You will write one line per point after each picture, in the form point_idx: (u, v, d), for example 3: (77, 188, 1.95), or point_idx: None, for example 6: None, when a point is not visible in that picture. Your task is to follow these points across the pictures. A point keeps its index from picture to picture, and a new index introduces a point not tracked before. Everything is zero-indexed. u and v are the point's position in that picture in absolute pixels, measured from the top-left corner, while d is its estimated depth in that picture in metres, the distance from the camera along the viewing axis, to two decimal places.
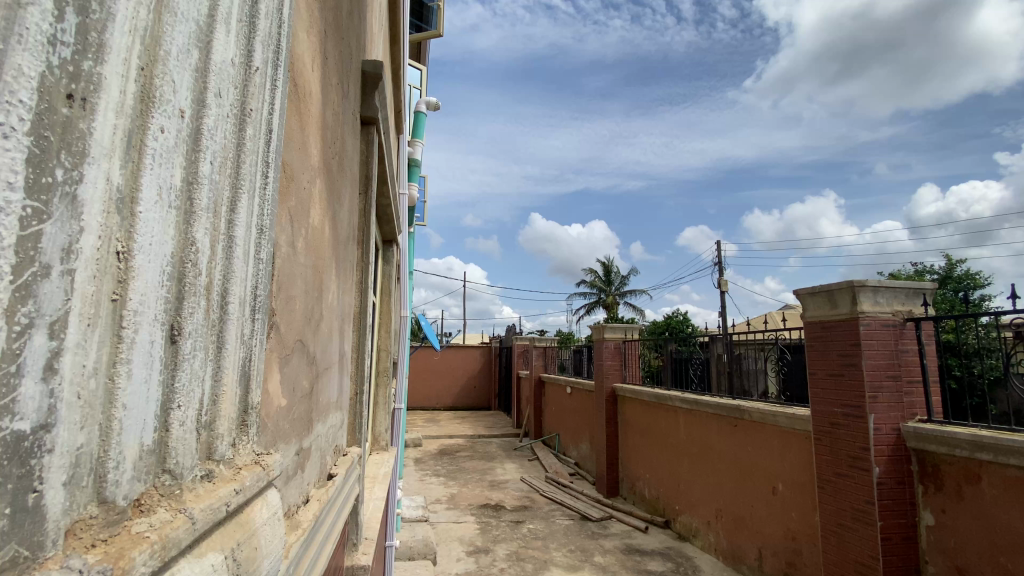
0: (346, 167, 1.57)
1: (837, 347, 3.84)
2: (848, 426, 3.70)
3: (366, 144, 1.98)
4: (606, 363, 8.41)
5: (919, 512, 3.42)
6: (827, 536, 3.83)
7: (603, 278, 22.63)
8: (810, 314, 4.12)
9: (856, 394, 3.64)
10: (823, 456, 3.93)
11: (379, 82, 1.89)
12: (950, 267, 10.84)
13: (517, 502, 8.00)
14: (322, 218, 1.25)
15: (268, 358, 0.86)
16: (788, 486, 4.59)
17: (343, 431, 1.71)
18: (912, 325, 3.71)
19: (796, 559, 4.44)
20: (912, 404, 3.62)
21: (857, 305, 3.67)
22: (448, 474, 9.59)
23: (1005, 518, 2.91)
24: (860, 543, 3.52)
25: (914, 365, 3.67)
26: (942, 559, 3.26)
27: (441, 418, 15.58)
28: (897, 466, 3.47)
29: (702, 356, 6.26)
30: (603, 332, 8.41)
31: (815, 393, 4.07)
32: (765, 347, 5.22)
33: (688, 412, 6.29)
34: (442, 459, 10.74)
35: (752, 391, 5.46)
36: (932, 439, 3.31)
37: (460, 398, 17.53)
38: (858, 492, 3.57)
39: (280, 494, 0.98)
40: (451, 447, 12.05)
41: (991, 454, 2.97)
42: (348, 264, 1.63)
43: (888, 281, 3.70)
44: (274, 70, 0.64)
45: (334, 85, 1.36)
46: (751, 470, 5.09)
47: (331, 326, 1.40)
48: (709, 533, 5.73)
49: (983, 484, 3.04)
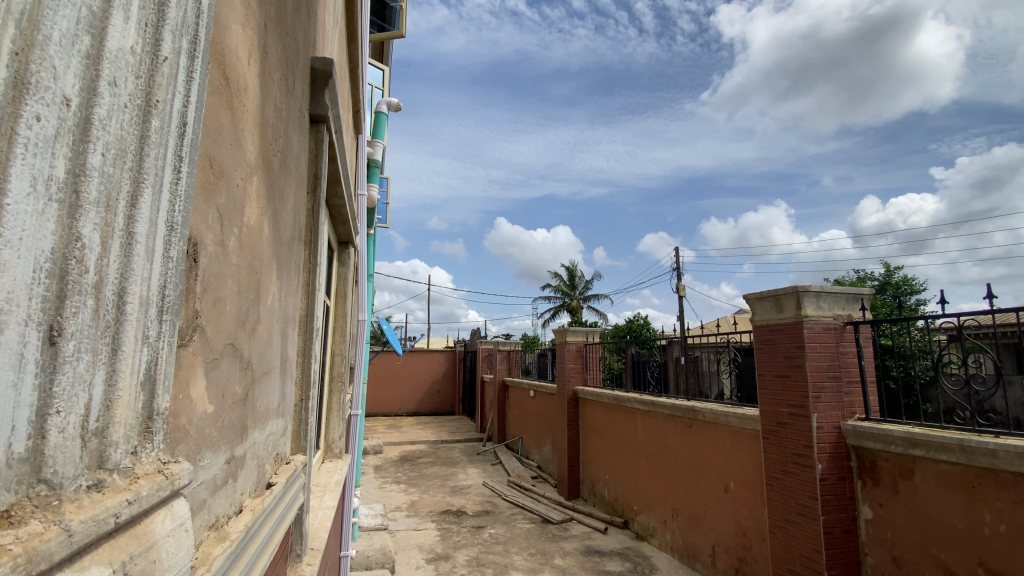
0: (291, 166, 1.53)
1: (783, 349, 4.03)
2: (793, 425, 3.88)
3: (315, 142, 1.92)
4: (568, 366, 8.50)
5: (858, 506, 3.61)
6: (774, 531, 3.99)
7: (567, 283, 22.90)
8: (759, 318, 4.30)
9: (801, 395, 3.82)
10: (771, 454, 4.10)
11: (329, 80, 1.86)
12: (889, 275, 11.55)
13: (478, 507, 7.96)
14: (260, 218, 1.21)
15: (191, 363, 0.82)
16: (739, 484, 4.76)
17: (286, 438, 1.65)
18: (852, 328, 3.93)
19: (746, 555, 4.60)
20: (852, 403, 3.82)
21: (801, 309, 3.86)
22: (409, 481, 9.43)
23: (937, 511, 3.10)
24: (805, 537, 3.69)
25: (853, 366, 3.89)
26: (880, 551, 3.44)
27: (403, 424, 15.34)
28: (838, 462, 3.66)
29: (661, 358, 6.43)
30: (565, 335, 8.49)
31: (763, 394, 4.24)
32: (719, 349, 5.41)
33: (646, 414, 6.43)
34: (403, 466, 10.57)
35: (709, 392, 5.64)
36: (870, 436, 3.50)
37: (423, 403, 17.32)
38: (802, 488, 3.74)
39: (204, 504, 0.93)
40: (413, 453, 11.88)
41: (922, 449, 3.16)
42: (292, 265, 1.58)
43: (830, 287, 3.91)
44: (190, 60, 0.62)
45: (276, 80, 1.32)
46: (705, 469, 5.25)
47: (271, 329, 1.36)
48: (666, 532, 5.86)
49: (917, 478, 3.23)
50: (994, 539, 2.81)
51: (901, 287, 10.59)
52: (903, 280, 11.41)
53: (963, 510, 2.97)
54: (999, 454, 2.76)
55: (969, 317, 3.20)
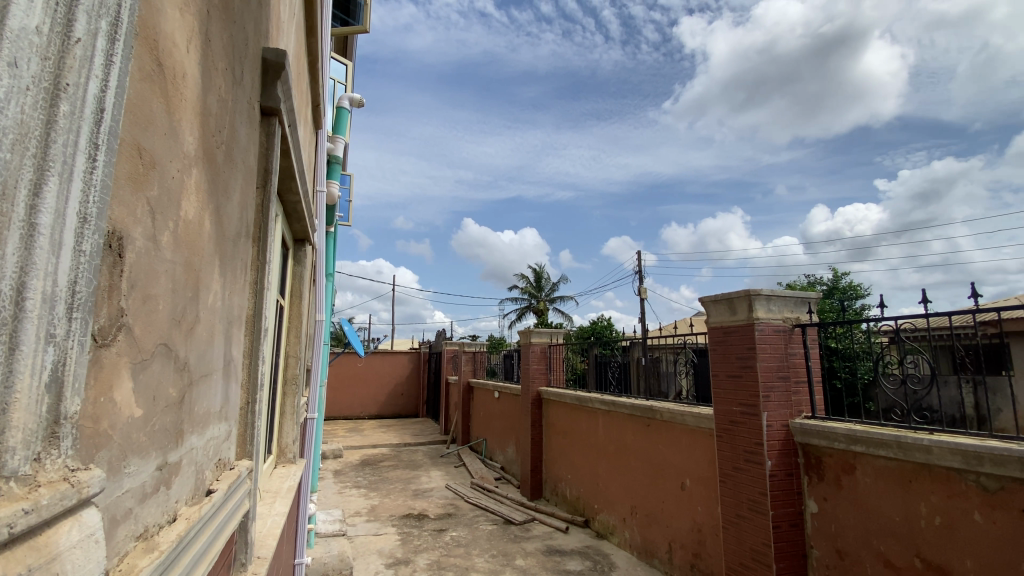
0: (238, 160, 1.48)
1: (736, 351, 4.17)
2: (745, 424, 4.03)
3: (266, 135, 1.85)
4: (532, 367, 8.55)
5: (805, 501, 3.78)
6: (727, 527, 4.14)
7: (533, 285, 23.08)
8: (713, 320, 4.45)
9: (752, 395, 3.97)
10: (724, 452, 4.24)
11: (283, 72, 1.81)
12: (837, 280, 12.19)
13: (440, 510, 7.88)
14: (199, 213, 1.15)
15: (115, 364, 0.78)
16: (695, 481, 4.91)
17: (229, 443, 1.58)
18: (799, 330, 4.12)
19: (701, 550, 4.74)
20: (799, 401, 4.00)
21: (753, 312, 4.02)
22: (370, 486, 9.23)
23: (876, 504, 3.25)
24: (755, 532, 3.83)
25: (801, 366, 4.08)
26: (824, 543, 3.61)
27: (364, 427, 15.02)
28: (786, 459, 3.83)
29: (622, 359, 6.55)
30: (530, 336, 8.53)
31: (717, 393, 4.39)
32: (678, 350, 5.56)
33: (607, 413, 6.54)
34: (364, 470, 10.35)
35: (668, 391, 5.79)
36: (815, 434, 3.68)
37: (385, 406, 17.03)
38: (753, 484, 3.89)
39: (130, 512, 0.88)
40: (375, 457, 11.65)
41: (863, 446, 3.32)
42: (238, 263, 1.52)
43: (779, 290, 4.08)
44: (111, 43, 0.59)
45: (221, 70, 1.27)
46: (663, 467, 5.38)
47: (211, 330, 1.29)
48: (625, 530, 5.98)
49: (858, 473, 3.39)
50: (928, 531, 2.94)
51: (848, 292, 11.21)
52: (849, 286, 12.13)
53: (901, 504, 3.11)
54: (932, 450, 2.89)
55: (907, 320, 3.42)
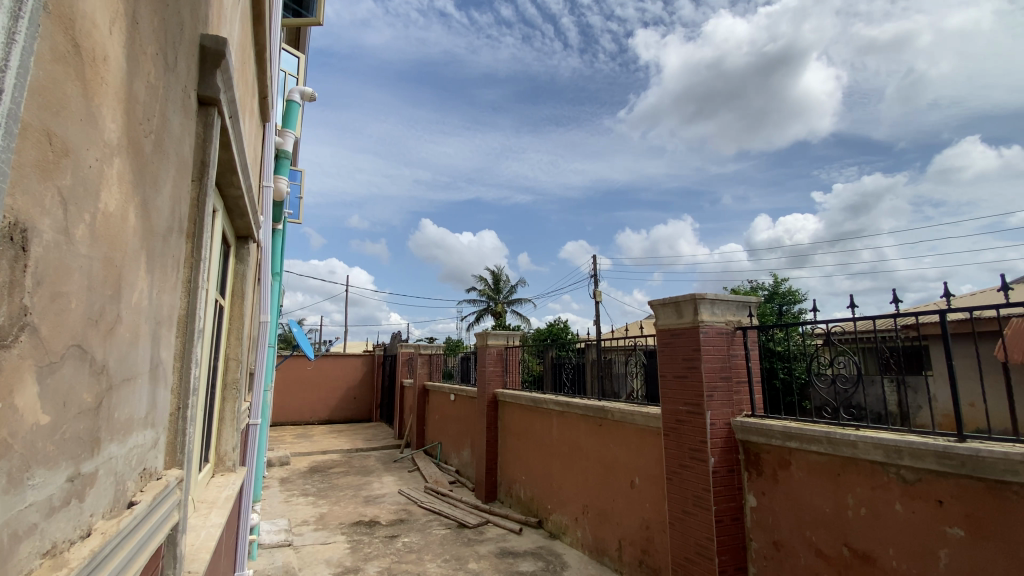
0: (170, 151, 1.39)
1: (683, 352, 4.33)
2: (690, 422, 4.19)
3: (204, 125, 1.75)
4: (488, 369, 8.54)
5: (745, 495, 3.97)
6: (673, 523, 4.29)
7: (491, 287, 23.06)
8: (662, 323, 4.60)
9: (697, 395, 4.13)
10: (671, 450, 4.40)
11: (222, 62, 1.72)
12: (777, 286, 12.91)
13: (392, 516, 7.72)
14: (122, 205, 1.08)
15: (15, 368, 0.71)
16: (643, 479, 5.05)
17: (157, 451, 1.49)
18: (741, 332, 4.33)
19: (649, 546, 4.88)
20: (740, 401, 4.21)
21: (698, 315, 4.19)
22: (319, 493, 8.92)
23: (808, 497, 3.46)
24: (699, 527, 3.99)
25: (742, 366, 4.29)
26: (762, 535, 3.80)
27: (314, 433, 14.49)
28: (727, 456, 4.01)
29: (576, 360, 6.65)
30: (486, 338, 8.51)
31: (665, 393, 4.54)
32: (629, 351, 5.72)
33: (560, 415, 6.63)
34: (312, 477, 9.99)
35: (620, 392, 5.93)
36: (755, 431, 3.87)
37: (337, 410, 16.52)
38: (697, 481, 4.05)
39: (34, 530, 0.81)
40: (325, 463, 11.27)
41: (797, 442, 3.51)
42: (168, 260, 1.43)
43: (722, 294, 4.28)
44: (11, 21, 0.55)
45: (150, 56, 1.20)
46: (614, 466, 5.51)
47: (136, 330, 1.22)
48: (577, 529, 6.07)
49: (792, 468, 3.59)
50: (855, 521, 3.13)
51: (787, 297, 11.90)
52: (788, 291, 12.88)
53: (831, 496, 3.30)
54: (858, 445, 3.07)
55: (837, 324, 3.65)
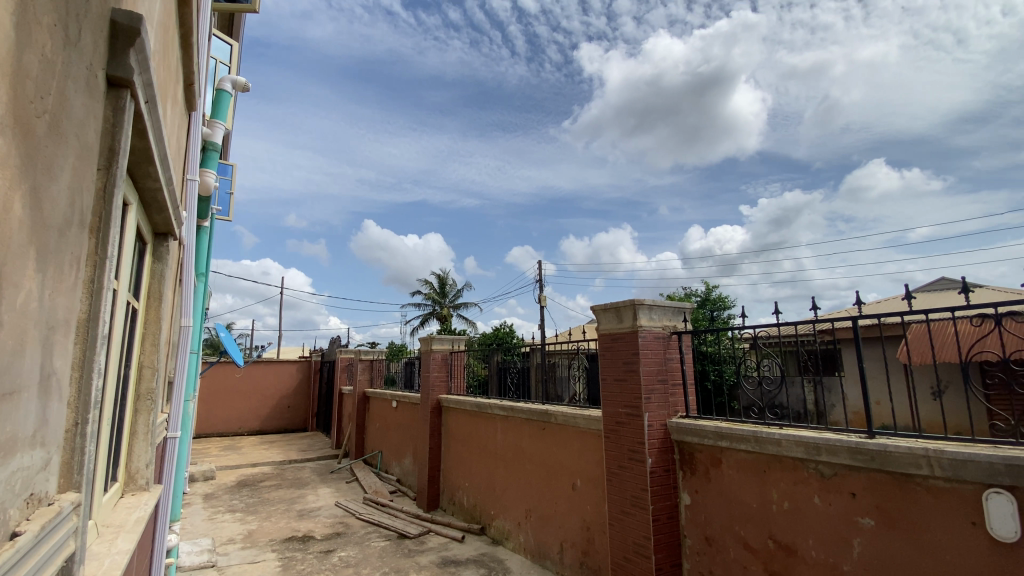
0: (69, 134, 1.24)
1: (622, 357, 4.45)
2: (629, 424, 4.31)
3: (114, 109, 1.57)
4: (432, 374, 8.37)
5: (680, 494, 4.13)
6: (613, 523, 4.38)
7: (436, 291, 22.75)
8: (603, 328, 4.70)
9: (636, 397, 4.26)
10: (611, 452, 4.50)
11: (137, 40, 1.56)
12: (709, 292, 13.67)
13: (328, 529, 7.36)
14: (5, 194, 0.94)
15: None
16: (585, 481, 5.13)
17: (48, 474, 1.31)
18: (676, 336, 4.52)
19: (589, 547, 4.96)
20: (675, 402, 4.38)
21: (637, 320, 4.33)
22: (247, 509, 8.35)
23: (737, 493, 3.64)
24: (637, 526, 4.10)
25: (677, 369, 4.47)
26: (695, 532, 3.96)
27: (243, 444, 13.59)
28: (664, 456, 4.16)
29: (521, 365, 6.67)
30: (431, 343, 8.36)
31: (606, 396, 4.64)
32: (572, 355, 5.81)
33: (504, 419, 6.61)
34: (240, 492, 9.34)
35: (563, 395, 6.02)
36: (689, 432, 4.04)
37: (269, 420, 15.60)
38: (635, 481, 4.16)
39: None
40: (254, 476, 10.58)
41: (728, 441, 3.69)
42: (65, 256, 1.27)
43: (660, 300, 4.44)
44: None
45: (45, 25, 1.06)
46: (556, 469, 5.56)
47: (21, 336, 1.06)
48: (519, 534, 6.07)
49: (723, 466, 3.78)
50: (779, 514, 3.32)
51: (717, 303, 12.61)
52: (718, 297, 13.65)
53: (757, 492, 3.49)
54: (782, 442, 3.27)
55: (763, 329, 3.88)
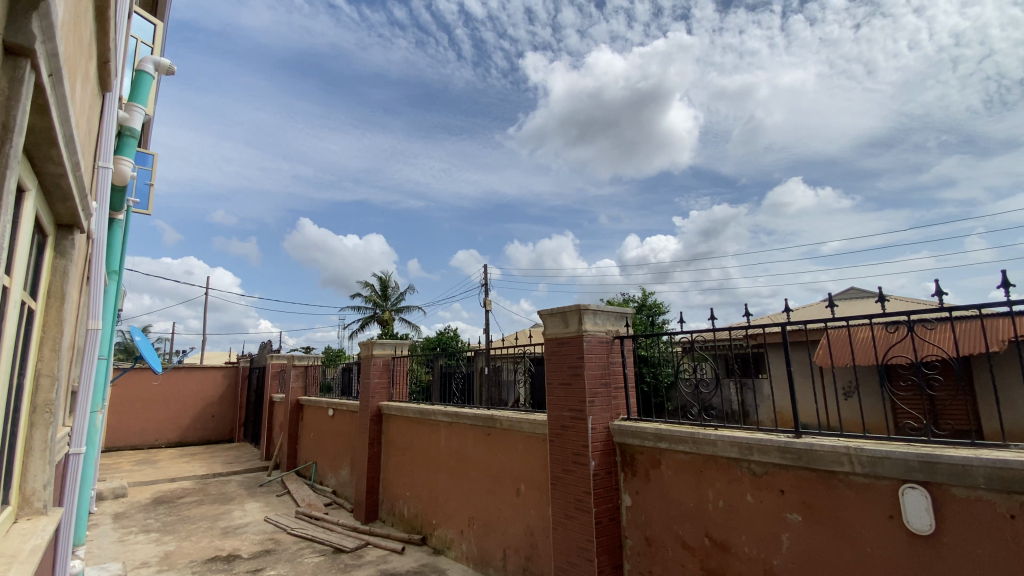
0: None
1: (568, 361, 4.50)
2: (573, 428, 4.35)
3: (9, 79, 1.36)
4: (373, 380, 8.07)
5: (621, 495, 4.22)
6: (557, 527, 4.40)
7: (378, 294, 22.08)
8: (549, 332, 4.73)
9: (580, 401, 4.31)
10: (556, 456, 4.52)
11: (41, 4, 1.37)
12: (647, 299, 14.22)
13: (256, 547, 6.88)
14: None
15: None
16: (529, 486, 5.12)
17: None
18: (619, 341, 4.63)
19: (532, 553, 4.95)
20: (617, 405, 4.48)
21: (582, 324, 4.39)
22: (164, 529, 7.63)
23: (675, 493, 3.77)
24: (580, 530, 4.14)
25: (619, 373, 4.57)
26: (636, 533, 4.06)
27: (159, 458, 12.45)
28: (607, 458, 4.24)
29: (465, 370, 6.59)
30: (372, 348, 8.07)
31: (551, 400, 4.67)
32: (517, 359, 5.82)
33: (448, 426, 6.48)
34: (156, 510, 8.54)
35: (507, 400, 6.00)
36: (630, 434, 4.14)
37: (190, 430, 14.41)
38: (579, 484, 4.20)
39: None
40: (173, 492, 9.72)
41: (667, 442, 3.81)
42: None
43: (603, 305, 4.52)
44: None
45: None
46: (500, 476, 5.51)
47: None
48: (461, 542, 5.97)
49: (662, 467, 3.89)
50: (715, 512, 3.46)
51: (653, 309, 13.15)
52: (655, 304, 14.25)
53: (694, 491, 3.63)
54: (718, 443, 3.42)
55: (699, 334, 4.04)
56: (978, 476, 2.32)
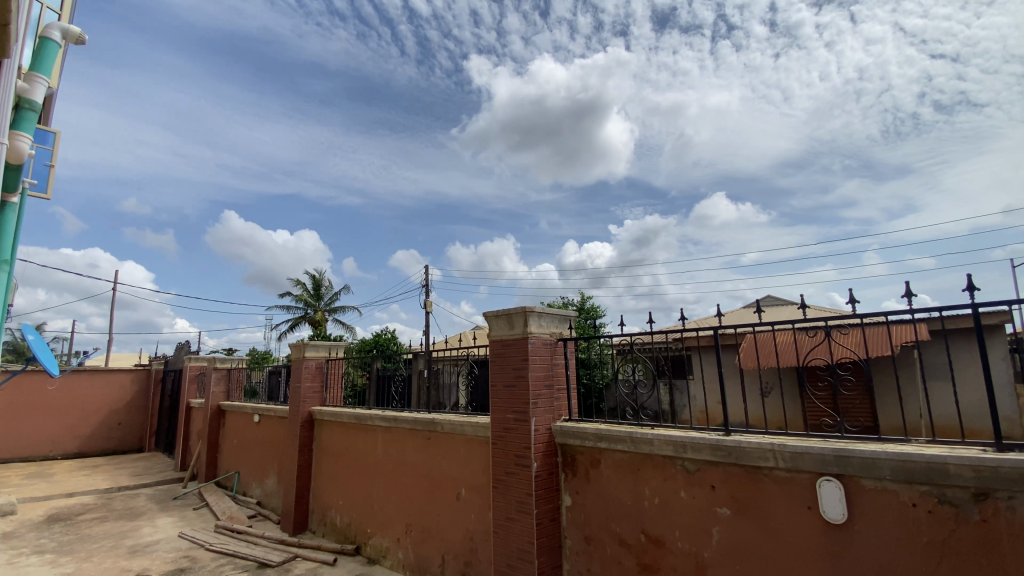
0: None
1: (512, 363, 4.51)
2: (516, 430, 4.36)
3: None
4: (304, 384, 7.64)
5: (562, 496, 4.28)
6: (497, 530, 4.39)
7: (310, 293, 21.07)
8: (494, 334, 4.72)
9: (523, 403, 4.33)
10: (498, 459, 4.52)
11: None
12: (585, 303, 14.61)
13: (169, 566, 6.31)
14: None
15: None
16: (469, 490, 5.07)
17: None
18: (562, 343, 4.70)
19: (471, 557, 4.91)
20: (559, 406, 4.55)
21: (527, 326, 4.43)
22: (59, 550, 6.80)
23: (613, 492, 3.88)
24: (521, 532, 4.15)
25: (561, 374, 4.65)
26: (575, 532, 4.13)
27: (54, 471, 11.12)
28: (548, 459, 4.28)
29: (404, 372, 6.44)
30: (304, 350, 7.67)
31: (494, 402, 4.66)
32: (458, 362, 5.77)
33: (386, 430, 6.28)
34: (53, 528, 7.61)
35: (446, 403, 5.95)
36: (572, 434, 4.21)
37: (92, 440, 12.98)
38: (521, 486, 4.22)
39: None
40: (71, 509, 8.70)
41: (606, 442, 3.92)
42: None
43: (548, 308, 4.58)
44: None
45: None
46: (440, 480, 5.42)
47: None
48: (398, 550, 5.81)
49: (602, 466, 3.99)
50: (650, 509, 3.60)
51: (591, 313, 13.53)
52: (592, 308, 14.67)
53: (632, 489, 3.75)
54: (654, 442, 3.55)
55: (637, 336, 4.17)
56: (885, 468, 2.57)
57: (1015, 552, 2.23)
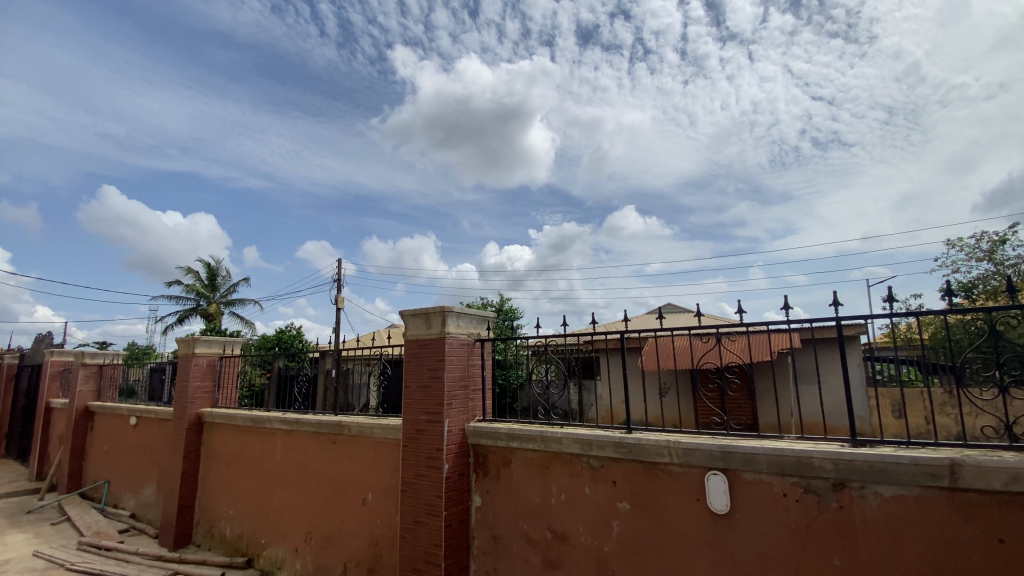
0: None
1: (427, 363, 4.42)
2: (428, 431, 4.28)
3: None
4: (192, 383, 6.90)
5: (472, 496, 4.27)
6: (404, 534, 4.27)
7: (205, 283, 19.12)
8: (410, 334, 4.60)
9: (438, 404, 4.25)
10: (407, 461, 4.40)
11: None
12: (502, 303, 14.77)
13: None
14: None
15: None
16: (377, 494, 4.88)
17: None
18: (479, 344, 4.68)
19: (375, 564, 4.73)
20: (474, 407, 4.53)
21: (445, 326, 4.35)
22: None
23: (522, 491, 3.93)
24: (429, 535, 4.07)
25: (476, 375, 4.64)
26: (484, 533, 4.14)
27: None
28: (460, 460, 4.25)
29: (309, 372, 6.06)
30: (193, 346, 6.93)
31: (406, 403, 4.53)
32: (370, 361, 5.53)
33: (286, 433, 5.85)
34: None
35: (354, 404, 5.69)
36: (484, 435, 4.21)
37: None
38: (430, 488, 4.15)
39: None
40: None
41: (517, 442, 3.97)
42: None
43: (466, 308, 4.54)
44: None
45: None
46: (344, 484, 5.16)
47: None
48: (295, 560, 5.44)
49: (512, 466, 4.03)
50: (556, 506, 3.70)
51: (507, 314, 13.69)
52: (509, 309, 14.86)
53: (540, 488, 3.83)
54: (562, 441, 3.66)
55: (551, 338, 4.27)
56: (762, 462, 2.86)
57: (864, 533, 2.59)
